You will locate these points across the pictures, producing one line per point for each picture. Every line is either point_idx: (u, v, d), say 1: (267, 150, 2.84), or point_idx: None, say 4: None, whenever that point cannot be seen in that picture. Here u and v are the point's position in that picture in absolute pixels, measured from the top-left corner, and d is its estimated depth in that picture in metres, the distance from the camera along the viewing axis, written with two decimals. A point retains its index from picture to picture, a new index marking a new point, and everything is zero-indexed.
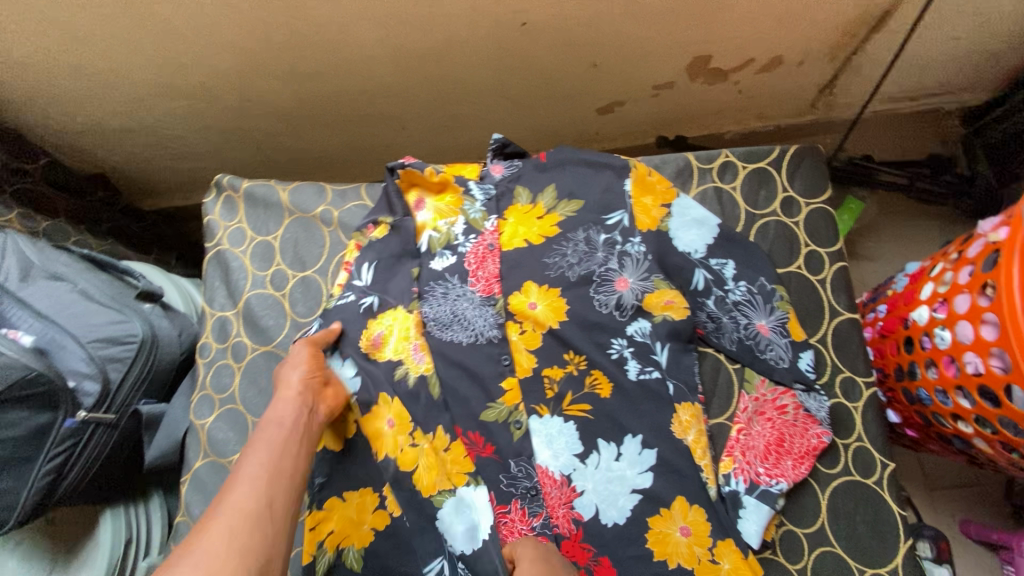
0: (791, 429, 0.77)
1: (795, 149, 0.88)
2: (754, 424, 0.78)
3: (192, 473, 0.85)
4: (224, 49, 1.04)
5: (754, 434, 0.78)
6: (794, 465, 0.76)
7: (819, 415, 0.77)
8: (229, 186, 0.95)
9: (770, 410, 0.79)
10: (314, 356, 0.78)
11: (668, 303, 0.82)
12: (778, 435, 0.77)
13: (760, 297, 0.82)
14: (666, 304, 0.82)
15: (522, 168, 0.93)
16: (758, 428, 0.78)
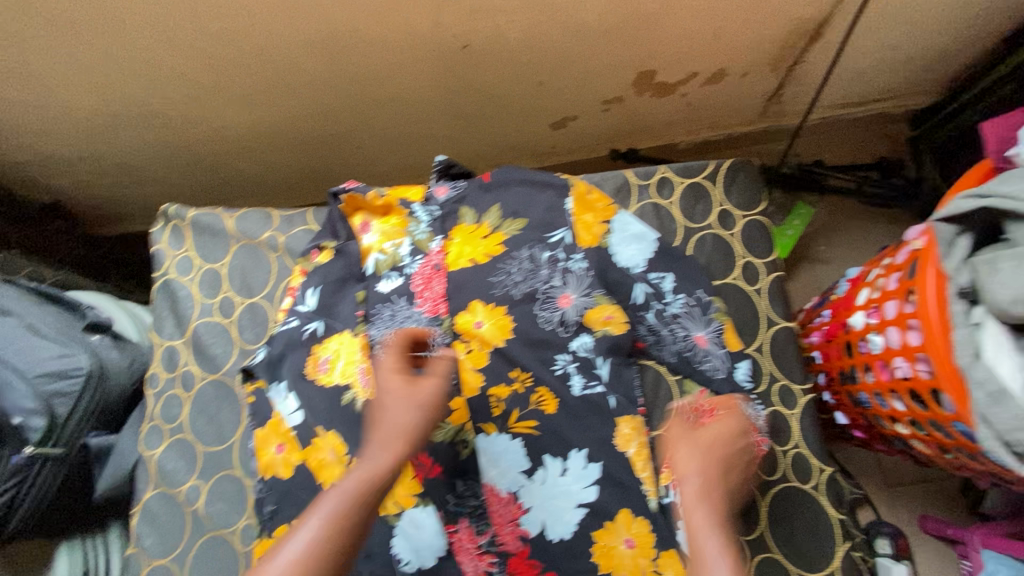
0: None
1: (730, 163, 0.91)
2: None
3: (142, 505, 0.85)
4: (170, 77, 1.05)
5: None
6: None
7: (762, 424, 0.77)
8: (176, 215, 0.96)
9: None
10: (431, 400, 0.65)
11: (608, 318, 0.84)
12: None
13: (699, 310, 0.84)
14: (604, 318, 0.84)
15: (466, 189, 0.94)
16: None
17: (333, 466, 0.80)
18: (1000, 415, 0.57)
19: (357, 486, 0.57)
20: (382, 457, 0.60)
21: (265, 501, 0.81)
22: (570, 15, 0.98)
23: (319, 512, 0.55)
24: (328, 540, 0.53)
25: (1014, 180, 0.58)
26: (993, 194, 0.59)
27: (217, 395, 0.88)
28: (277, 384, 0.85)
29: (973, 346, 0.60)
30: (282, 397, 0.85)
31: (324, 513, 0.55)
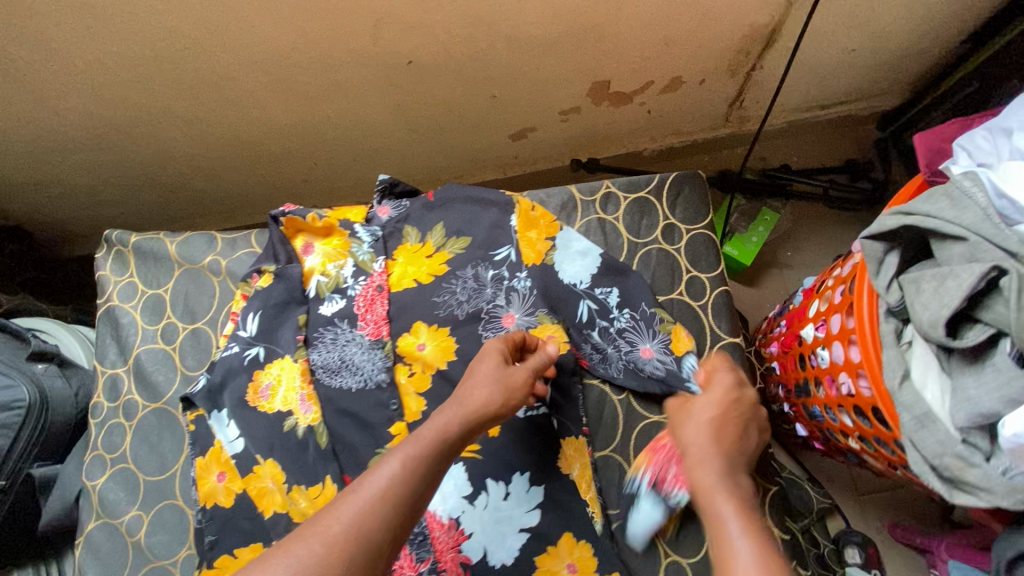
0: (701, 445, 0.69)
1: (675, 176, 0.90)
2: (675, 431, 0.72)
3: (85, 536, 0.83)
4: (114, 101, 1.04)
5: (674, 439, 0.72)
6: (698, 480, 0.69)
7: None
8: (118, 241, 0.95)
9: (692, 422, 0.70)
10: (522, 382, 0.68)
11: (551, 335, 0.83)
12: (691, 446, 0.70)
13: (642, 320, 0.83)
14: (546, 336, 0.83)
15: (409, 208, 0.93)
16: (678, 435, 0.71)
17: (273, 495, 0.79)
18: (925, 439, 0.54)
19: (434, 437, 0.58)
20: (459, 416, 0.62)
21: (205, 531, 0.79)
22: (513, 28, 0.97)
23: (399, 454, 0.56)
24: (403, 482, 0.53)
25: (938, 199, 0.56)
26: (915, 212, 0.57)
27: (159, 423, 0.86)
28: (217, 411, 0.84)
29: (902, 367, 0.57)
30: (222, 425, 0.83)
31: (405, 455, 0.55)
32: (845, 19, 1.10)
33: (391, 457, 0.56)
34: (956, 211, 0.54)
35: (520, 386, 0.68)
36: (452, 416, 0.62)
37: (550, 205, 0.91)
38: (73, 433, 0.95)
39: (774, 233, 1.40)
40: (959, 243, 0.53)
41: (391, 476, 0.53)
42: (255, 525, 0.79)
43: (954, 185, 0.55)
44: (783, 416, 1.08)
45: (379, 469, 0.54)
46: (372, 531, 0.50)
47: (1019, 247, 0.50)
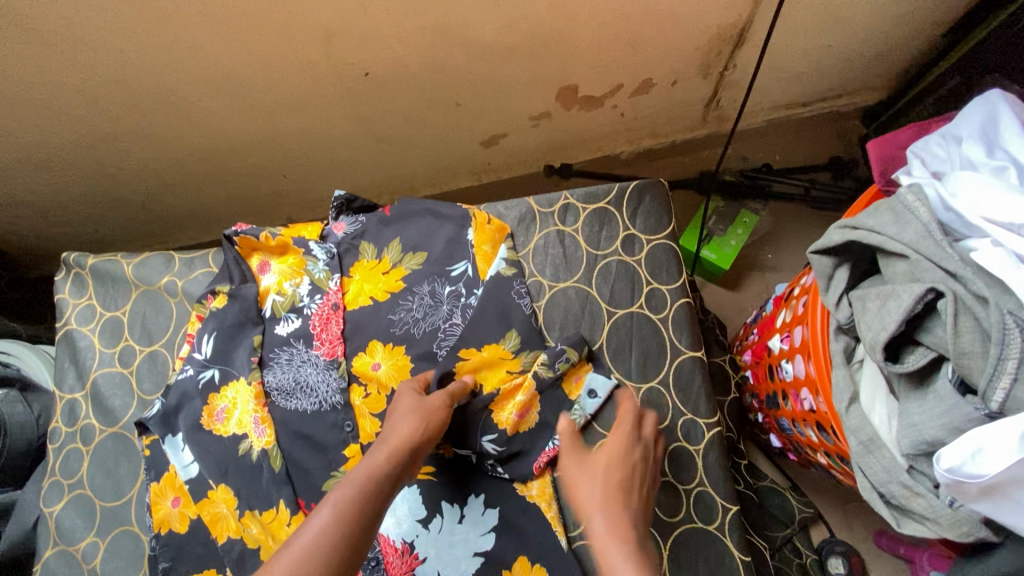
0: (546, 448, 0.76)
1: (635, 185, 0.87)
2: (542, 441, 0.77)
3: (42, 563, 0.83)
4: (72, 121, 1.03)
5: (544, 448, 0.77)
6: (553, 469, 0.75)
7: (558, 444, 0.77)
8: (76, 264, 0.94)
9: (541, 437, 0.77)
10: (438, 407, 0.71)
11: (502, 368, 0.80)
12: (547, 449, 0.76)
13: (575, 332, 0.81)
14: (496, 360, 0.80)
15: (365, 223, 0.91)
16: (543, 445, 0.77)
17: (227, 520, 0.78)
18: (872, 466, 0.53)
19: (367, 480, 0.60)
20: (384, 460, 0.63)
21: (159, 557, 0.79)
22: (470, 37, 0.94)
23: (330, 500, 0.57)
24: (333, 531, 0.54)
25: (882, 213, 0.53)
26: (860, 227, 0.54)
27: (116, 448, 0.86)
28: (172, 436, 0.83)
29: (850, 390, 0.55)
30: (177, 449, 0.82)
31: (336, 501, 0.57)
32: (817, 15, 1.07)
33: (324, 506, 0.57)
34: (898, 227, 0.51)
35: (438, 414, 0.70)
36: (380, 459, 0.63)
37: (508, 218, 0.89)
38: (37, 459, 0.96)
39: (754, 235, 1.36)
40: (901, 261, 0.51)
41: (323, 526, 0.54)
42: (209, 551, 0.78)
43: (899, 198, 0.53)
44: (759, 426, 1.05)
45: (310, 521, 0.55)
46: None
47: (959, 267, 0.47)
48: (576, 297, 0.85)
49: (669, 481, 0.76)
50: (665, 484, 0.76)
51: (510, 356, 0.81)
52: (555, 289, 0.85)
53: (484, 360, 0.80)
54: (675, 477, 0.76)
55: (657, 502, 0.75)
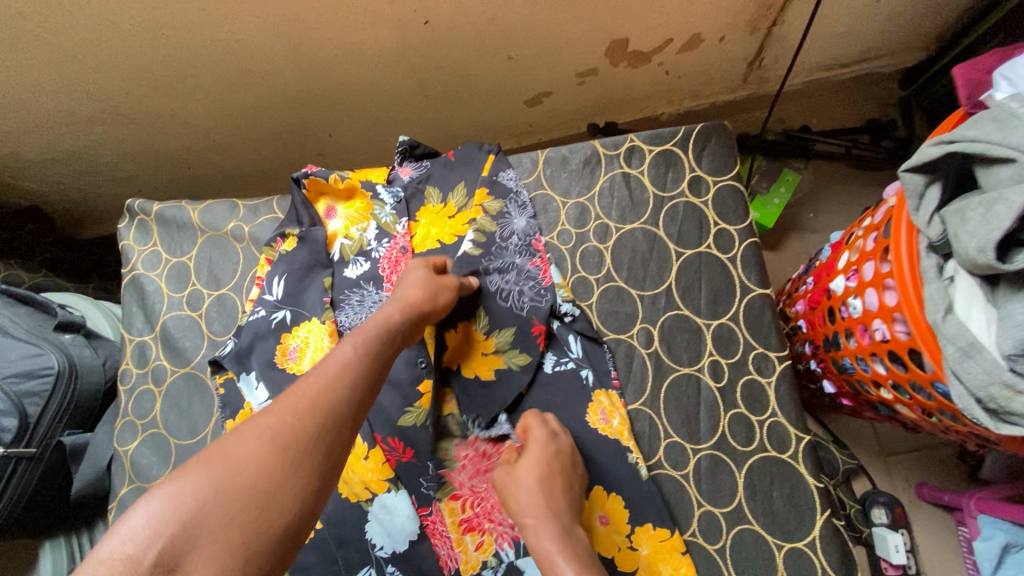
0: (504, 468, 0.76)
1: (701, 128, 0.88)
2: (481, 484, 0.75)
3: (118, 501, 0.84)
4: (127, 72, 1.03)
5: (486, 495, 0.75)
6: None
7: (612, 369, 0.80)
8: (141, 210, 0.95)
9: (481, 465, 0.76)
10: (448, 286, 0.74)
11: (477, 350, 0.80)
12: None
13: (547, 302, 0.80)
14: (472, 343, 0.80)
15: (430, 168, 0.92)
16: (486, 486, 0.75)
17: None
18: (971, 371, 0.54)
19: (377, 328, 0.62)
20: (400, 317, 0.65)
21: None
22: None
23: (349, 341, 0.59)
24: (359, 362, 0.56)
25: (984, 123, 0.55)
26: (959, 138, 0.56)
27: (188, 387, 0.87)
28: (246, 374, 0.83)
29: (946, 300, 0.57)
30: (251, 387, 0.82)
31: (355, 341, 0.58)
32: None
33: (343, 344, 0.58)
34: (1005, 133, 0.53)
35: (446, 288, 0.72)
36: (392, 313, 0.65)
37: (500, 185, 0.88)
38: (101, 404, 0.96)
39: (795, 195, 1.38)
40: (1006, 166, 0.53)
41: (349, 360, 0.56)
42: None
43: (1002, 108, 0.54)
44: (810, 375, 1.06)
45: (333, 354, 0.56)
46: (331, 398, 0.52)
47: None
48: (643, 239, 0.86)
49: (741, 412, 0.77)
50: (738, 415, 0.77)
51: (483, 337, 0.80)
52: (622, 230, 0.86)
53: (462, 340, 0.80)
54: (750, 411, 0.77)
55: (729, 432, 0.77)
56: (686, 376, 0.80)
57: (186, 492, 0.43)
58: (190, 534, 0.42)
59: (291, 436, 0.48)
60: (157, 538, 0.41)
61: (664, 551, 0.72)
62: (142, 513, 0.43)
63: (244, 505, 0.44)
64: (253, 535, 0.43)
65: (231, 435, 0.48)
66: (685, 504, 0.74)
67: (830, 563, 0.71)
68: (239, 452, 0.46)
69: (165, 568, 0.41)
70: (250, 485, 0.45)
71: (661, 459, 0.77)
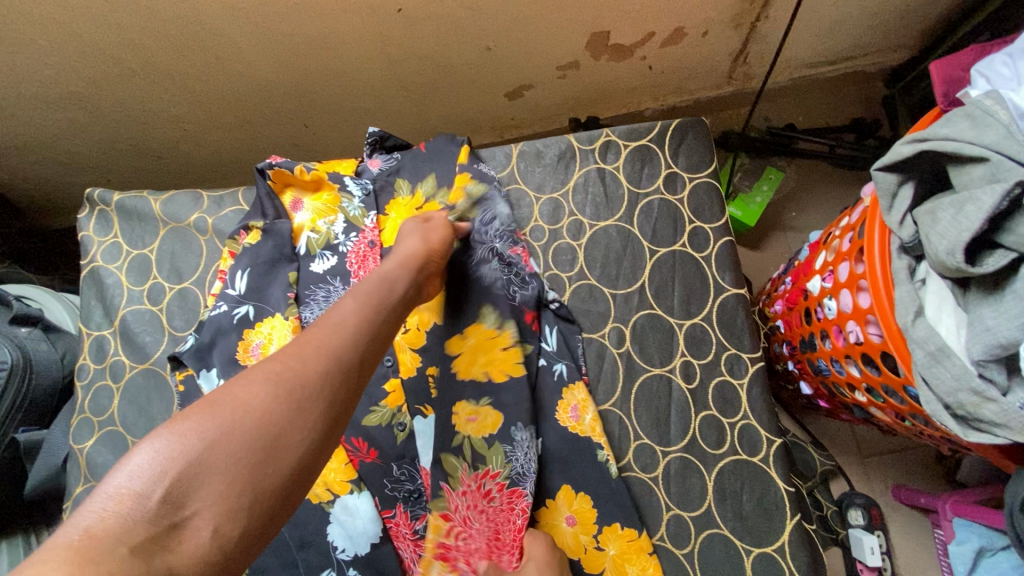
0: (499, 516, 0.69)
1: (678, 123, 0.86)
2: (470, 524, 0.69)
3: (73, 500, 0.81)
4: (88, 57, 0.99)
5: (471, 535, 0.69)
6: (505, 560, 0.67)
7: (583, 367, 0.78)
8: (100, 200, 0.92)
9: (479, 501, 0.69)
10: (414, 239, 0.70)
11: (496, 348, 0.75)
12: (494, 529, 0.69)
13: (534, 289, 0.79)
14: (489, 343, 0.75)
15: (400, 160, 0.90)
16: (475, 527, 0.69)
17: None
18: (941, 376, 0.52)
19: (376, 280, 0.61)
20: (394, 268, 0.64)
21: None
22: None
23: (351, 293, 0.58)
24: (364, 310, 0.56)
25: (957, 121, 0.53)
26: (932, 136, 0.54)
27: (147, 384, 0.85)
28: (206, 370, 0.80)
29: (916, 303, 0.55)
30: (211, 384, 0.79)
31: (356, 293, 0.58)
32: None
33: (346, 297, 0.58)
34: (977, 130, 0.51)
35: (420, 245, 0.69)
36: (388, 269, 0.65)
37: (481, 171, 0.86)
38: (59, 400, 0.94)
39: (779, 193, 1.36)
40: (978, 165, 0.51)
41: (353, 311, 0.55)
42: None
43: (975, 105, 0.53)
44: (787, 375, 1.05)
45: (337, 307, 0.56)
46: (335, 348, 0.50)
47: None
48: (617, 236, 0.84)
49: (712, 414, 0.76)
50: (709, 417, 0.76)
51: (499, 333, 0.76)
52: (596, 228, 0.84)
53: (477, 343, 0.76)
54: (720, 413, 0.76)
55: (700, 435, 0.75)
56: (657, 377, 0.78)
57: (195, 431, 0.42)
58: (199, 471, 0.40)
59: (299, 378, 0.46)
60: (163, 476, 0.39)
61: (631, 553, 0.70)
62: (147, 452, 0.40)
63: (255, 441, 0.42)
64: (264, 477, 0.42)
65: (238, 378, 0.46)
66: (655, 507, 0.73)
67: (799, 568, 0.70)
68: (249, 395, 0.44)
69: (173, 506, 0.39)
70: (260, 423, 0.43)
71: (630, 461, 0.75)
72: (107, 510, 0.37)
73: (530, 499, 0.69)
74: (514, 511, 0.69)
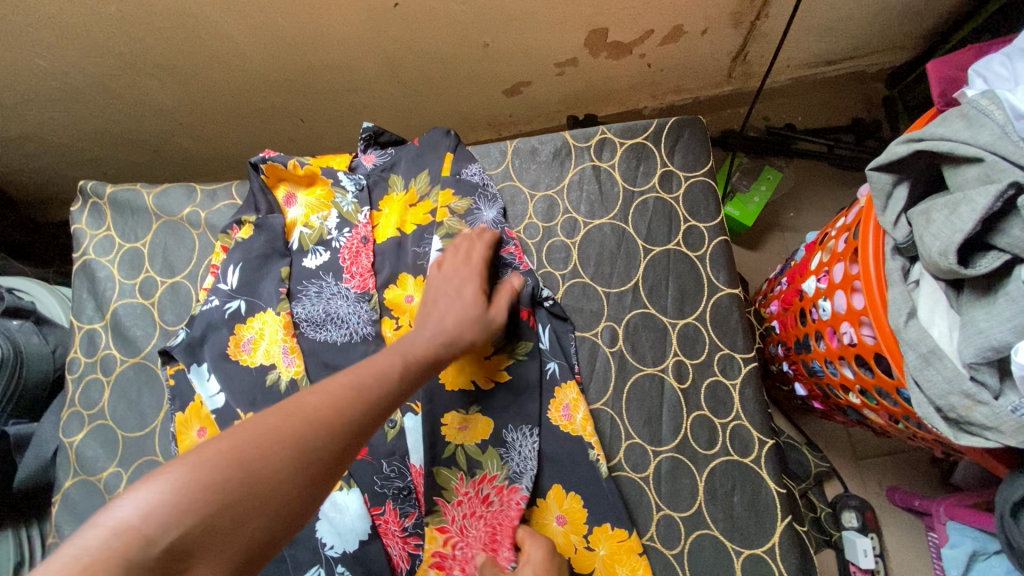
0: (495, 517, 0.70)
1: (674, 121, 0.85)
2: (467, 530, 0.70)
3: (62, 493, 0.81)
4: (82, 50, 0.98)
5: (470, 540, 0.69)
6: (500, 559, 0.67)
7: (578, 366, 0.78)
8: (93, 192, 0.92)
9: (477, 505, 0.71)
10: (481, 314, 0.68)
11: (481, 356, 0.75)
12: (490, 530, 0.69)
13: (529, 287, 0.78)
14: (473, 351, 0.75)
15: (395, 156, 0.89)
16: (473, 532, 0.70)
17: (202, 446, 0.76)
18: (932, 378, 0.52)
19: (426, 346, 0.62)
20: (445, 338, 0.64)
21: None
22: None
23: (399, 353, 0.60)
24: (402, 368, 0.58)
25: (953, 121, 0.52)
26: (927, 136, 0.53)
27: (138, 378, 0.84)
28: (197, 365, 0.80)
29: (908, 305, 0.55)
30: (203, 379, 0.79)
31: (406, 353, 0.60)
32: None
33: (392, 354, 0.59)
34: (972, 130, 0.51)
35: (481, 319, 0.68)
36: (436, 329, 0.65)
37: (465, 182, 0.85)
38: (50, 393, 0.93)
39: (777, 193, 1.36)
40: (974, 166, 0.50)
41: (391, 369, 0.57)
42: None
43: (971, 105, 0.52)
44: (782, 376, 1.05)
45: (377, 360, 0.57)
46: (344, 406, 0.51)
47: None
48: (611, 234, 0.83)
49: (704, 414, 0.76)
50: (701, 418, 0.75)
51: None
52: (590, 226, 0.84)
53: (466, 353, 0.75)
54: (711, 413, 0.76)
55: (692, 435, 0.75)
56: (650, 376, 0.78)
57: (204, 479, 0.43)
58: (204, 523, 0.42)
59: (311, 436, 0.48)
60: (171, 525, 0.41)
61: (622, 554, 0.70)
62: (153, 493, 0.42)
63: (258, 496, 0.44)
64: (255, 536, 0.44)
65: (253, 426, 0.48)
66: (645, 506, 0.73)
67: (788, 570, 0.69)
68: (256, 449, 0.46)
69: (174, 557, 0.40)
70: (265, 479, 0.45)
71: (621, 461, 0.75)
72: (111, 549, 0.39)
73: (526, 493, 0.71)
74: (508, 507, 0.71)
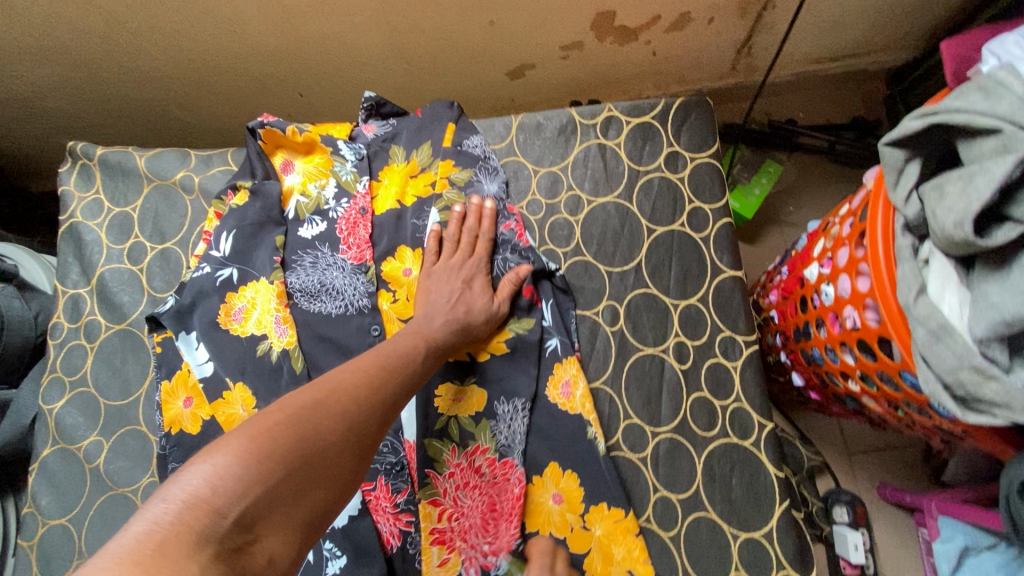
0: (492, 489, 0.69)
1: (682, 102, 0.84)
2: (461, 501, 0.69)
3: (40, 462, 0.79)
4: (75, 7, 0.95)
5: (465, 511, 0.69)
6: (507, 529, 0.67)
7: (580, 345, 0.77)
8: (83, 153, 0.89)
9: (471, 478, 0.70)
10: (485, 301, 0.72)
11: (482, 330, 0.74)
12: (488, 502, 0.69)
13: (534, 262, 0.77)
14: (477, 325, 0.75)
15: (397, 127, 0.87)
16: (468, 503, 0.69)
17: (188, 415, 0.74)
18: (941, 354, 0.51)
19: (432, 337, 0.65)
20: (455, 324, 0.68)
21: (169, 458, 0.73)
22: None
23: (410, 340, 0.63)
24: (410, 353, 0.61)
25: (970, 94, 0.52)
26: (942, 109, 0.53)
27: (123, 345, 0.82)
28: (186, 333, 0.77)
29: (919, 282, 0.54)
30: (191, 347, 0.77)
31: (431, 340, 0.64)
32: None
33: (402, 341, 0.62)
34: (990, 102, 0.50)
35: (480, 310, 0.71)
36: (442, 319, 0.68)
37: (467, 154, 0.83)
38: (32, 359, 0.91)
39: (777, 186, 1.36)
40: (990, 138, 0.50)
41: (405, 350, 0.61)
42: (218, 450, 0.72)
43: (988, 78, 0.51)
44: (779, 367, 1.04)
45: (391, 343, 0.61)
46: (374, 386, 0.54)
47: None
48: (615, 213, 0.82)
49: (704, 396, 0.75)
50: (700, 399, 0.74)
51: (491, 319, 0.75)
52: (594, 204, 0.83)
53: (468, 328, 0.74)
54: (712, 394, 0.75)
55: (691, 416, 0.74)
56: (650, 356, 0.76)
57: (264, 451, 0.42)
58: (267, 496, 0.40)
59: (355, 417, 0.50)
60: (244, 496, 0.39)
61: (618, 534, 0.68)
62: (210, 466, 0.40)
63: (307, 471, 0.44)
64: (309, 512, 0.43)
65: (299, 401, 0.48)
66: (642, 488, 0.71)
67: (786, 555, 0.68)
68: (311, 422, 0.46)
69: (242, 529, 0.38)
70: (315, 454, 0.45)
71: (619, 441, 0.73)
72: (183, 523, 0.36)
73: (522, 468, 0.70)
74: (507, 481, 0.70)
